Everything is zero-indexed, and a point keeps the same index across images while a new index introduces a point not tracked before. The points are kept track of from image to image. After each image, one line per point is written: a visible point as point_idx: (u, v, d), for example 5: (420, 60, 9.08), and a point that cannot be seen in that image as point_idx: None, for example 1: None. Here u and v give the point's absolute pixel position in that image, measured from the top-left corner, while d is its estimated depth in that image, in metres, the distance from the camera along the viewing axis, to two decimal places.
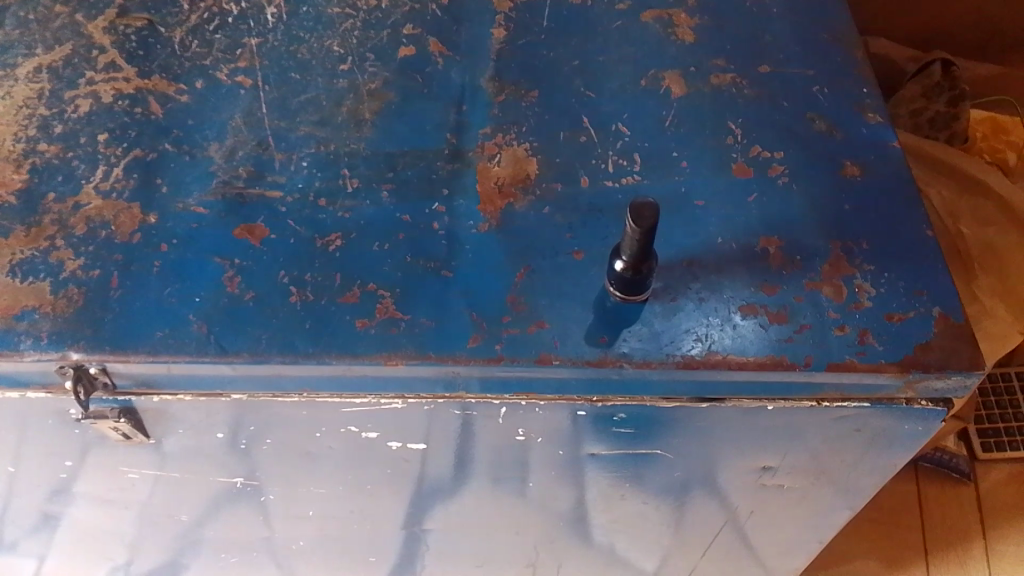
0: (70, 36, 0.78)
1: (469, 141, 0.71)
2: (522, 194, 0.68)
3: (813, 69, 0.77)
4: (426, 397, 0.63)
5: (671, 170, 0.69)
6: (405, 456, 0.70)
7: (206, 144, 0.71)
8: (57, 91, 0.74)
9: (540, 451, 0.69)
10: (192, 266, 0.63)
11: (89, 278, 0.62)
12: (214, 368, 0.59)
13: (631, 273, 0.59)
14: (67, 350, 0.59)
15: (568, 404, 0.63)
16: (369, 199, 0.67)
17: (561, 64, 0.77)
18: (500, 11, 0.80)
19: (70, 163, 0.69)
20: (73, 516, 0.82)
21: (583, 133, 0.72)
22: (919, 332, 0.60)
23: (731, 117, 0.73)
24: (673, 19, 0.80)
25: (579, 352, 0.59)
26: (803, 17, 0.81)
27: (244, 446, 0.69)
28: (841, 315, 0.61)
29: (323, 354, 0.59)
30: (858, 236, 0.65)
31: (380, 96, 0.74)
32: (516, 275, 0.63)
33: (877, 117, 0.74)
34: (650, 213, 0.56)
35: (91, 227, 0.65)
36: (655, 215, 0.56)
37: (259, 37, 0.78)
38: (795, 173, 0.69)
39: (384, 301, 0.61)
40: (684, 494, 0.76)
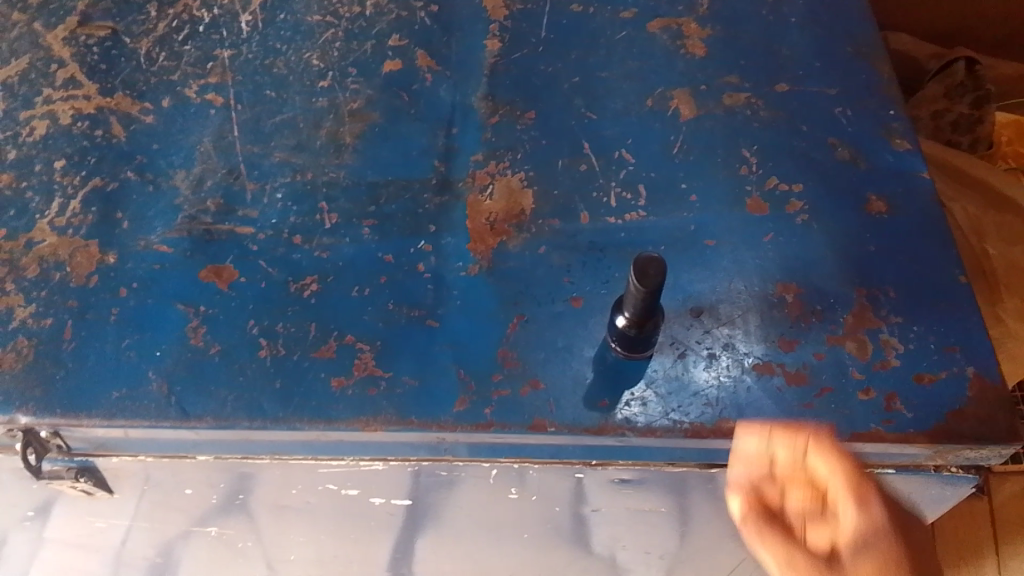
0: (27, 47, 0.72)
1: (459, 170, 0.65)
2: (516, 232, 0.62)
3: (835, 88, 0.71)
4: (409, 459, 0.58)
5: (679, 205, 0.63)
6: (390, 510, 0.64)
7: (172, 172, 0.65)
8: (12, 111, 0.68)
9: (536, 507, 0.63)
10: (152, 314, 0.58)
11: (40, 329, 0.57)
12: (175, 432, 0.54)
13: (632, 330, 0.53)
14: (15, 413, 0.54)
15: (564, 467, 0.58)
16: (348, 237, 0.61)
17: (560, 80, 0.70)
18: (494, 20, 0.74)
19: (24, 195, 0.63)
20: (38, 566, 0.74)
21: (583, 161, 0.66)
22: (950, 396, 0.55)
23: (745, 144, 0.67)
24: (683, 29, 0.74)
25: (576, 418, 0.54)
26: (824, 28, 0.75)
27: (218, 502, 0.63)
28: (866, 377, 0.56)
29: (294, 419, 0.54)
30: (884, 284, 0.60)
31: (362, 117, 0.68)
32: (509, 326, 0.58)
33: (905, 143, 0.68)
34: (650, 265, 0.51)
35: (45, 268, 0.60)
36: (661, 273, 0.50)
37: (231, 49, 0.72)
38: (814, 209, 0.63)
39: (363, 356, 0.56)
40: (691, 546, 0.70)
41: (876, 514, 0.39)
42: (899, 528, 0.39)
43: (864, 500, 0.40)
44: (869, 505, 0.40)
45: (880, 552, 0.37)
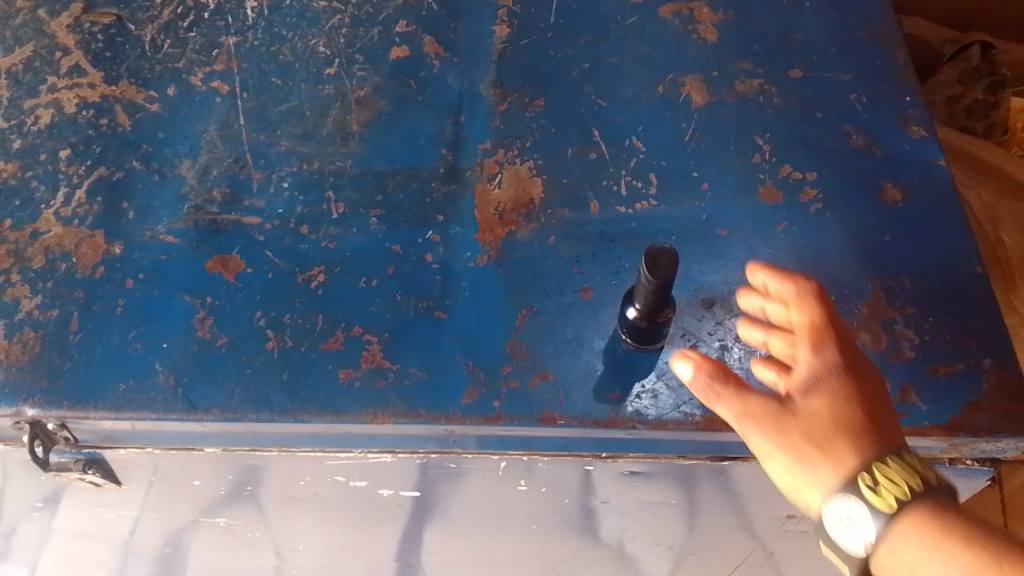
0: (31, 35, 0.71)
1: (467, 158, 0.64)
2: (525, 221, 0.61)
3: (850, 74, 0.69)
4: (418, 451, 0.57)
5: (690, 194, 0.62)
6: (397, 501, 0.63)
7: (178, 161, 0.64)
8: (17, 99, 0.68)
9: (545, 499, 0.62)
10: (159, 305, 0.57)
11: (46, 320, 0.57)
12: (183, 424, 0.54)
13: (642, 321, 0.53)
14: (22, 405, 0.54)
15: (574, 459, 0.57)
16: (356, 226, 0.60)
17: (569, 66, 0.69)
18: (503, 5, 0.72)
19: (29, 184, 0.63)
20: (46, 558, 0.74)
21: (593, 149, 0.65)
22: (966, 388, 0.55)
23: (758, 131, 0.66)
24: (694, 14, 0.72)
25: (586, 411, 0.54)
26: (839, 12, 0.73)
27: (226, 493, 0.63)
28: (880, 369, 0.55)
29: (302, 412, 0.54)
30: (899, 274, 0.59)
31: (369, 105, 0.67)
32: (518, 317, 0.57)
33: (921, 130, 0.67)
34: (663, 256, 0.50)
35: (51, 259, 0.59)
36: (672, 264, 0.50)
37: (237, 36, 0.71)
38: (828, 198, 0.62)
39: (370, 348, 0.56)
40: (702, 540, 0.69)
41: (830, 357, 0.48)
42: (847, 365, 0.48)
43: (821, 347, 0.48)
44: (824, 353, 0.48)
45: (825, 389, 0.47)
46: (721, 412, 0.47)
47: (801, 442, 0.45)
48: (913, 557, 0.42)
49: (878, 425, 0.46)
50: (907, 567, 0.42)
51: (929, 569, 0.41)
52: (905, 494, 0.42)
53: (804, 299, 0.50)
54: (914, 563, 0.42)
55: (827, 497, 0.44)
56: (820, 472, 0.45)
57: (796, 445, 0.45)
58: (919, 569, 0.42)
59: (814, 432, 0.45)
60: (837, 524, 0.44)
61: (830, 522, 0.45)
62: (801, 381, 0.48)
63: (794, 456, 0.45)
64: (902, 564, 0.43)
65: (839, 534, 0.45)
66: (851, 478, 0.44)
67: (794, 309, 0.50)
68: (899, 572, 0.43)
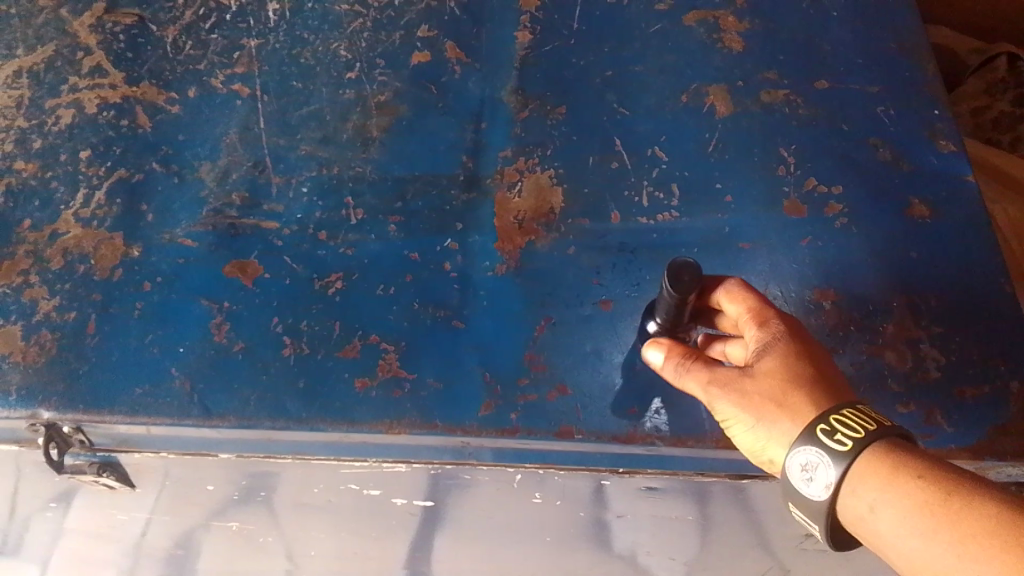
0: (53, 34, 0.71)
1: (488, 166, 0.63)
2: (545, 231, 0.60)
3: (877, 86, 0.68)
4: (432, 462, 0.56)
5: (713, 206, 0.61)
6: (410, 510, 0.62)
7: (197, 164, 0.64)
8: (38, 99, 0.68)
9: (560, 513, 0.61)
10: (176, 309, 0.57)
11: (64, 322, 0.57)
12: (197, 430, 0.54)
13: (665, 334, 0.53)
14: (38, 408, 0.54)
15: (591, 474, 0.56)
16: (374, 233, 0.60)
17: (592, 73, 0.68)
18: (526, 11, 0.72)
19: (49, 185, 0.63)
20: (57, 558, 0.74)
21: (615, 159, 0.64)
22: (994, 411, 0.53)
23: (783, 143, 0.65)
24: (719, 22, 0.71)
25: (603, 426, 0.53)
26: (867, 23, 0.72)
27: (239, 497, 0.63)
28: (905, 390, 0.54)
29: (317, 421, 0.53)
30: (925, 292, 0.58)
31: (390, 110, 0.67)
32: (536, 329, 0.56)
33: (949, 145, 0.65)
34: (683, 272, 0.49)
35: (69, 260, 0.59)
36: (696, 277, 0.49)
37: (258, 38, 0.70)
38: (854, 213, 0.61)
39: (387, 357, 0.55)
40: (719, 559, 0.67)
41: (775, 328, 0.48)
42: (792, 333, 0.48)
43: (765, 321, 0.49)
44: (769, 326, 0.49)
45: (775, 353, 0.47)
46: (690, 386, 0.49)
47: (761, 401, 0.46)
48: (874, 499, 0.41)
49: (831, 380, 0.47)
50: (866, 506, 0.42)
51: (886, 504, 0.41)
52: (861, 435, 0.42)
53: (733, 291, 0.51)
54: (872, 502, 0.42)
55: (791, 450, 0.44)
56: (781, 427, 0.45)
57: (757, 405, 0.46)
58: (878, 506, 0.41)
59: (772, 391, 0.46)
60: (802, 476, 0.44)
61: (795, 475, 0.44)
62: (752, 354, 0.48)
63: (756, 416, 0.46)
64: (862, 505, 0.42)
65: (805, 486, 0.44)
66: (810, 426, 0.44)
67: (727, 293, 0.51)
68: (859, 514, 0.43)
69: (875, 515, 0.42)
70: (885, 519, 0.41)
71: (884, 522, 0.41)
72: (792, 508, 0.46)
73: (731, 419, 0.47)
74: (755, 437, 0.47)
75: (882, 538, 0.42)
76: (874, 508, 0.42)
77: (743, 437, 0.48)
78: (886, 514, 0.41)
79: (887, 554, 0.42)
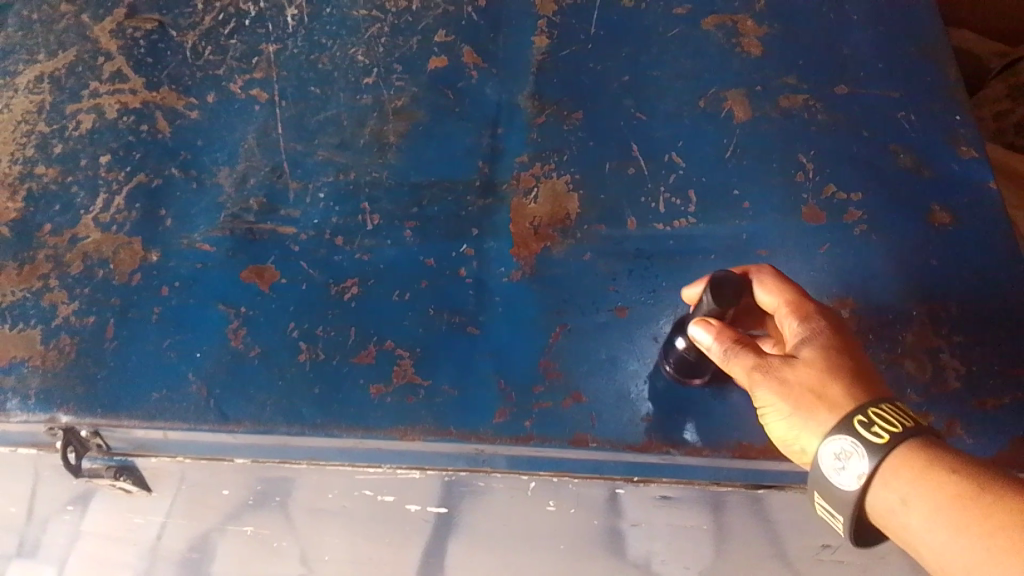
0: (74, 39, 0.72)
1: (504, 171, 0.63)
2: (561, 237, 0.60)
3: (898, 91, 0.67)
4: (446, 469, 0.56)
5: (731, 213, 0.61)
6: (424, 516, 0.62)
7: (215, 169, 0.64)
8: (59, 104, 0.68)
9: (574, 521, 0.61)
10: (193, 314, 0.57)
11: (83, 326, 0.57)
12: (214, 435, 0.54)
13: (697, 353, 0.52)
14: (57, 412, 0.54)
15: (605, 482, 0.56)
16: (390, 238, 0.60)
17: (609, 79, 0.68)
18: (543, 16, 0.72)
19: (70, 190, 0.64)
20: (75, 561, 0.74)
21: (632, 165, 0.63)
22: (1016, 423, 0.52)
23: (802, 149, 0.64)
24: (738, 27, 0.71)
25: (618, 434, 0.53)
26: (888, 27, 0.71)
27: (254, 502, 0.63)
28: (925, 400, 0.53)
29: (332, 426, 0.53)
30: (947, 300, 0.57)
31: (406, 115, 0.67)
32: (551, 336, 0.56)
33: (972, 151, 0.64)
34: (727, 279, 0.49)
35: (88, 265, 0.60)
36: (733, 291, 0.49)
37: (277, 43, 0.71)
38: (874, 220, 0.61)
39: (402, 363, 0.55)
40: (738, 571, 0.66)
41: (815, 324, 0.48)
42: (832, 329, 0.48)
43: (806, 316, 0.49)
44: (809, 321, 0.48)
45: (815, 346, 0.47)
46: (734, 369, 0.48)
47: (800, 391, 0.45)
48: (909, 492, 0.41)
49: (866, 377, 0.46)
50: (898, 498, 0.42)
51: (920, 497, 0.41)
52: (899, 429, 0.42)
53: (773, 283, 0.50)
54: (905, 494, 0.41)
55: (824, 438, 0.44)
56: (816, 418, 0.44)
57: (797, 393, 0.45)
58: (911, 498, 0.41)
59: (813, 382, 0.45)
60: (832, 464, 0.44)
61: (827, 463, 0.44)
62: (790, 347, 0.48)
63: (791, 404, 0.45)
64: (893, 497, 0.42)
65: (835, 474, 0.44)
66: (848, 417, 0.43)
67: (770, 288, 0.50)
68: (889, 508, 0.42)
69: (907, 507, 0.41)
70: (918, 512, 0.41)
71: (917, 514, 0.41)
72: (814, 499, 0.46)
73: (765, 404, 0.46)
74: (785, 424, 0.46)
75: (914, 532, 0.41)
76: (906, 500, 0.41)
77: (773, 423, 0.47)
78: (920, 506, 0.41)
79: (914, 549, 0.42)
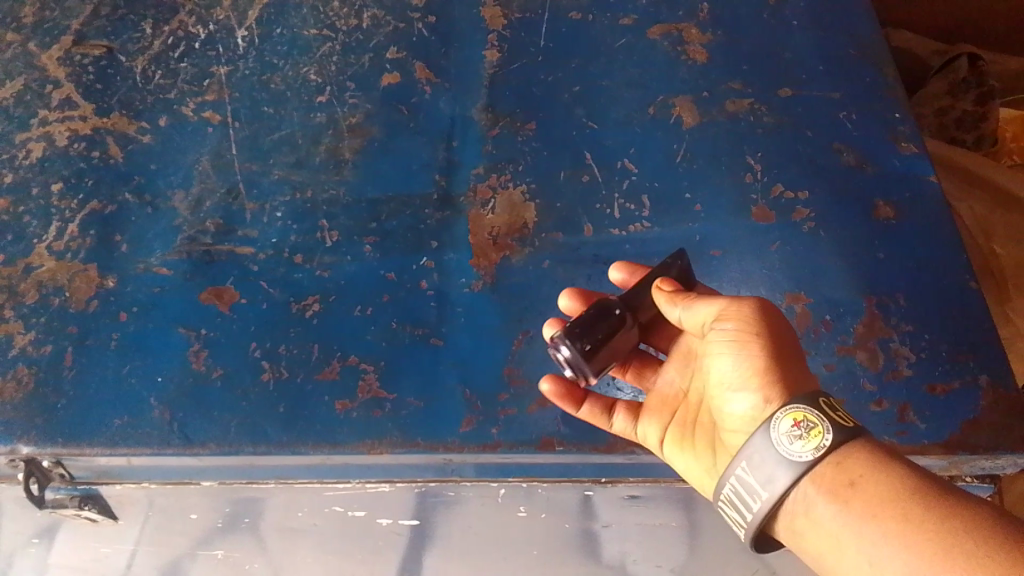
0: (22, 68, 0.71)
1: (460, 184, 0.64)
2: (519, 246, 0.61)
3: (839, 91, 0.70)
4: (416, 480, 0.58)
5: (684, 215, 0.62)
6: (397, 531, 0.62)
7: (170, 193, 0.64)
8: (8, 133, 0.68)
9: (545, 526, 0.62)
10: (153, 338, 0.57)
11: (40, 356, 0.57)
12: (178, 459, 0.54)
13: (610, 323, 0.50)
14: (16, 443, 0.54)
15: (574, 485, 0.58)
16: (350, 254, 0.60)
17: (560, 89, 0.70)
18: (493, 30, 0.73)
19: (22, 219, 0.63)
20: None
21: (586, 172, 0.65)
22: (964, 406, 0.54)
23: (749, 150, 0.66)
24: (683, 35, 0.73)
25: (584, 436, 0.54)
26: (827, 31, 0.74)
27: (223, 525, 0.62)
28: (877, 388, 0.55)
29: (298, 444, 0.53)
30: (893, 291, 0.59)
31: (361, 132, 0.67)
32: (514, 343, 0.57)
33: (911, 146, 0.67)
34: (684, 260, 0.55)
35: (44, 294, 0.59)
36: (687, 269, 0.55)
37: (228, 65, 0.71)
38: (821, 216, 0.63)
39: (367, 377, 0.55)
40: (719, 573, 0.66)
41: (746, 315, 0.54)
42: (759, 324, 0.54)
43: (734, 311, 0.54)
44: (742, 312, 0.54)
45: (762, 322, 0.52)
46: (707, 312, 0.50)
47: (775, 342, 0.48)
48: (861, 474, 0.43)
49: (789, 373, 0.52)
50: (848, 479, 0.43)
51: (873, 481, 0.43)
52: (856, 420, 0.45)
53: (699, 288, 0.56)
54: (856, 476, 0.43)
55: (784, 407, 0.45)
56: (789, 378, 0.47)
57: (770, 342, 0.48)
58: (861, 481, 0.43)
59: (787, 341, 0.49)
60: (787, 434, 0.45)
61: (782, 430, 0.45)
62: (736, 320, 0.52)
63: (763, 349, 0.47)
64: (841, 478, 0.44)
65: (787, 443, 0.45)
66: (811, 394, 0.46)
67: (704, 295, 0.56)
68: (834, 488, 0.44)
69: (853, 489, 0.43)
70: (867, 494, 0.42)
71: (863, 497, 0.43)
72: (744, 472, 0.46)
73: (736, 350, 0.48)
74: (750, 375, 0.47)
75: (853, 515, 0.43)
76: (856, 482, 0.43)
77: (730, 373, 0.49)
78: (868, 489, 0.43)
79: (846, 538, 0.43)
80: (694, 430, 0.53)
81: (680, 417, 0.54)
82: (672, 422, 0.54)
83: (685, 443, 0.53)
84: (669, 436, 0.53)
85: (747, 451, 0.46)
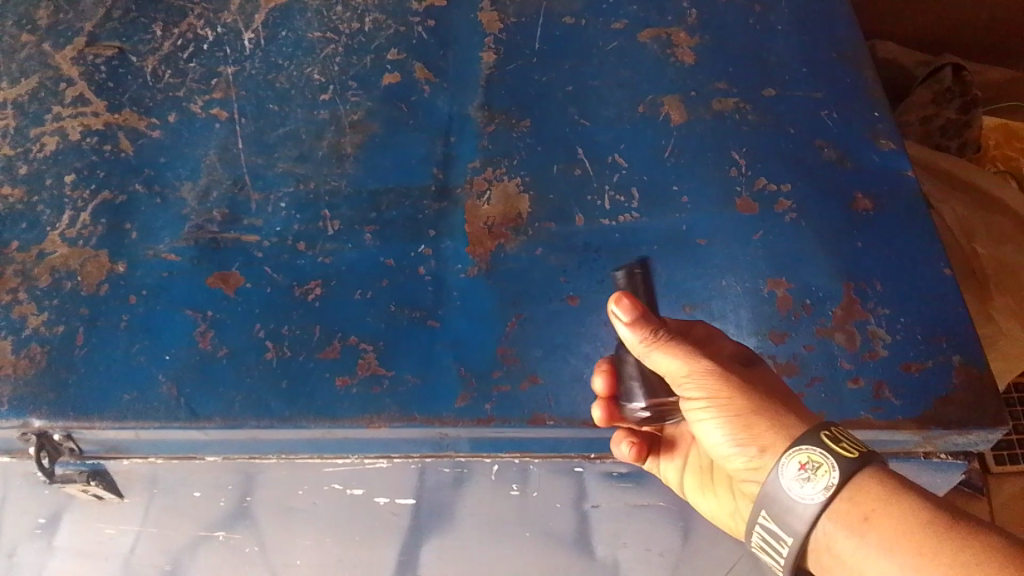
0: (36, 67, 0.74)
1: (457, 176, 0.67)
2: (513, 234, 0.64)
3: (820, 91, 0.73)
4: (412, 455, 0.59)
5: (671, 206, 0.65)
6: (393, 510, 0.64)
7: (178, 184, 0.67)
8: (23, 128, 0.70)
9: (538, 506, 0.64)
10: (161, 319, 0.59)
11: (52, 335, 0.59)
12: (185, 432, 0.56)
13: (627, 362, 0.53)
14: (29, 417, 0.56)
15: (564, 460, 0.59)
16: (351, 242, 0.63)
17: (554, 88, 0.73)
18: (489, 33, 0.76)
19: (35, 209, 0.66)
20: None
21: (578, 166, 0.67)
22: (938, 384, 0.57)
23: (734, 146, 0.69)
24: (672, 38, 0.76)
25: (574, 413, 0.56)
26: (810, 35, 0.77)
27: (226, 504, 0.64)
28: (854, 366, 0.58)
29: (301, 418, 0.56)
30: (871, 277, 0.62)
31: (362, 128, 0.70)
32: (507, 325, 0.59)
33: (889, 143, 0.70)
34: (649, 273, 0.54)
35: (56, 278, 0.62)
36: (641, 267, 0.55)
37: (235, 65, 0.74)
38: (802, 207, 0.65)
39: (366, 356, 0.58)
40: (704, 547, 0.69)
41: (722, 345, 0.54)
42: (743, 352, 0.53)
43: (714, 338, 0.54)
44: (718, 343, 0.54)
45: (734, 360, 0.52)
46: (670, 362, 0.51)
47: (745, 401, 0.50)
48: (873, 510, 0.45)
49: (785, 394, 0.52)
50: (862, 514, 0.45)
51: (885, 516, 0.45)
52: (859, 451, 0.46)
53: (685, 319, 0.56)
54: (870, 512, 0.45)
55: (791, 450, 0.47)
56: (769, 421, 0.49)
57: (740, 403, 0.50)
58: (875, 516, 0.45)
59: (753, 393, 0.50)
60: (799, 475, 0.47)
61: (792, 474, 0.47)
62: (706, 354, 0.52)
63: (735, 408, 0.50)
64: (856, 513, 0.45)
65: (799, 487, 0.47)
66: (815, 430, 0.47)
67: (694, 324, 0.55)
68: (850, 526, 0.46)
69: (868, 524, 0.45)
70: (882, 532, 0.44)
71: (879, 532, 0.45)
72: (766, 519, 0.49)
73: (715, 404, 0.50)
74: (738, 425, 0.50)
75: (873, 553, 0.45)
76: (870, 518, 0.45)
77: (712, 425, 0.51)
78: (883, 525, 0.44)
79: (868, 571, 0.45)
80: (712, 477, 0.59)
81: (695, 462, 0.61)
82: (688, 467, 0.61)
83: (706, 488, 0.60)
84: (686, 483, 0.61)
85: (766, 499, 0.48)
